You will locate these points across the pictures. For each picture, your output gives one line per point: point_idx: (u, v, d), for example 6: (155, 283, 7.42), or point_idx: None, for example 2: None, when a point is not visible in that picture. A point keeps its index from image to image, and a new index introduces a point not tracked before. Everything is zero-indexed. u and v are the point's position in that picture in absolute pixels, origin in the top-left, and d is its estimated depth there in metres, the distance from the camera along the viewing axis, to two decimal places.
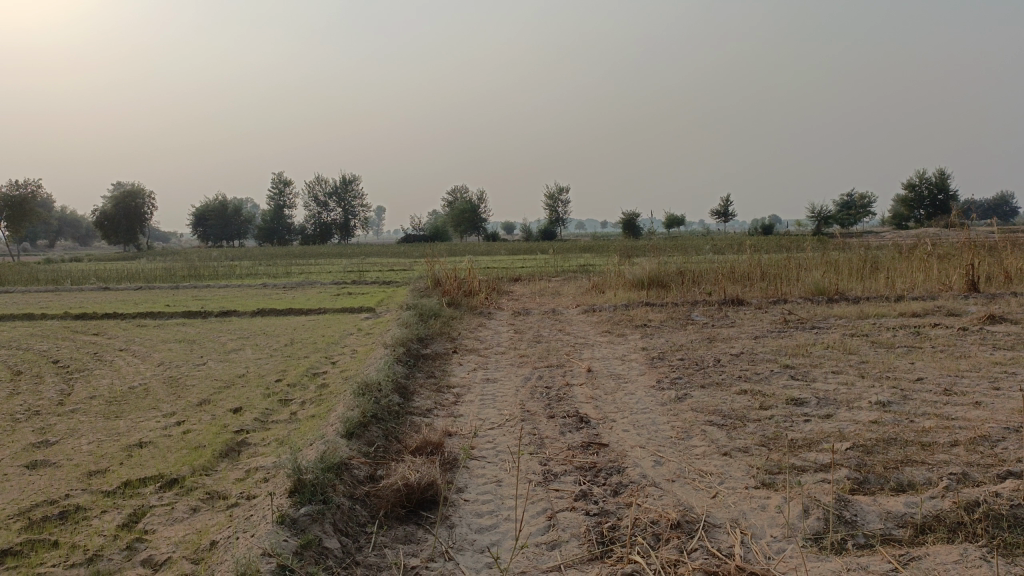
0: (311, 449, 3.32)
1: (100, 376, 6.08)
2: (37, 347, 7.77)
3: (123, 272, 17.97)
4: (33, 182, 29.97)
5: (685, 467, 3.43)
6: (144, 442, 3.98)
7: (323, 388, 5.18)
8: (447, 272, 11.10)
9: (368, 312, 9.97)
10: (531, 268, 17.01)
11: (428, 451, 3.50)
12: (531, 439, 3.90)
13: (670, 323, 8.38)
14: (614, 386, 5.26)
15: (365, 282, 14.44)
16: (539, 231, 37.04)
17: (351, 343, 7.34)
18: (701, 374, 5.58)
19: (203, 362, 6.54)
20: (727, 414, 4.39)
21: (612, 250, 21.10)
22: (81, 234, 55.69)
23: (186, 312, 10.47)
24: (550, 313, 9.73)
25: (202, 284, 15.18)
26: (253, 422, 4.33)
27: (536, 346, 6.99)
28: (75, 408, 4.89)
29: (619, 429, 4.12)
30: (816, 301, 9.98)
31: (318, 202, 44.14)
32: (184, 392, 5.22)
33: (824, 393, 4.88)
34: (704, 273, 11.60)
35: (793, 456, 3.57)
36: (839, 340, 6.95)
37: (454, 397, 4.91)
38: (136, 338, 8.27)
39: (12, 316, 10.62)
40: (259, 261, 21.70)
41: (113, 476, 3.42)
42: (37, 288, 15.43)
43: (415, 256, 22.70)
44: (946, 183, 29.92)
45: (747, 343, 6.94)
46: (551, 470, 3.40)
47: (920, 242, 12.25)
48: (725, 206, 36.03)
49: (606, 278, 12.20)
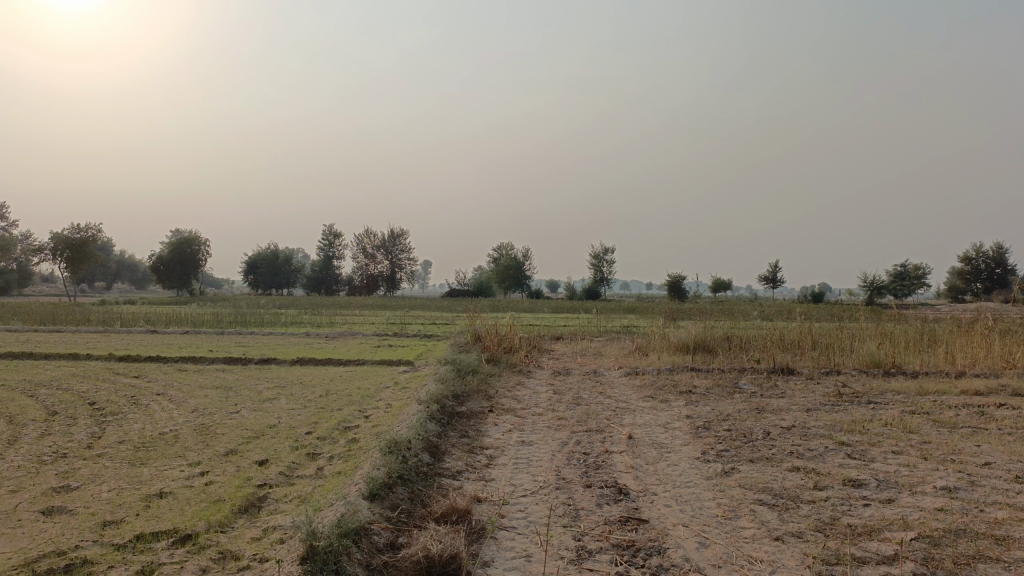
0: (331, 511, 3.13)
1: (132, 420, 6.02)
2: (77, 387, 7.80)
3: (171, 316, 18.29)
4: (94, 227, 31.06)
5: (733, 552, 3.15)
6: (165, 492, 3.84)
7: (352, 444, 5.01)
8: (488, 328, 10.95)
9: (406, 365, 9.84)
10: (574, 326, 16.79)
11: (454, 519, 3.29)
12: (565, 510, 3.66)
13: (716, 390, 8.07)
14: (656, 455, 4.98)
15: (406, 335, 14.38)
16: (583, 290, 36.84)
17: (386, 396, 7.19)
18: (749, 447, 5.27)
19: (236, 410, 6.44)
20: (778, 494, 4.09)
21: (656, 312, 20.79)
22: (137, 278, 57.23)
23: (226, 358, 10.47)
24: (591, 374, 9.48)
25: (245, 331, 15.31)
26: (277, 477, 4.16)
27: (575, 409, 6.74)
28: (102, 453, 4.80)
29: (661, 504, 3.86)
30: (871, 374, 9.56)
31: (366, 254, 44.78)
32: (212, 441, 5.10)
33: (884, 475, 4.54)
34: (752, 339, 11.25)
35: (852, 546, 3.26)
36: (898, 417, 6.56)
37: (486, 459, 4.70)
38: (174, 382, 8.26)
39: (58, 356, 10.74)
40: (304, 310, 21.87)
41: (127, 527, 3.28)
42: (87, 329, 15.73)
43: (459, 311, 22.65)
44: (1005, 258, 29.05)
45: (798, 416, 6.60)
46: (585, 546, 3.16)
47: (980, 316, 11.74)
48: (773, 273, 35.50)
49: (650, 340, 11.93)
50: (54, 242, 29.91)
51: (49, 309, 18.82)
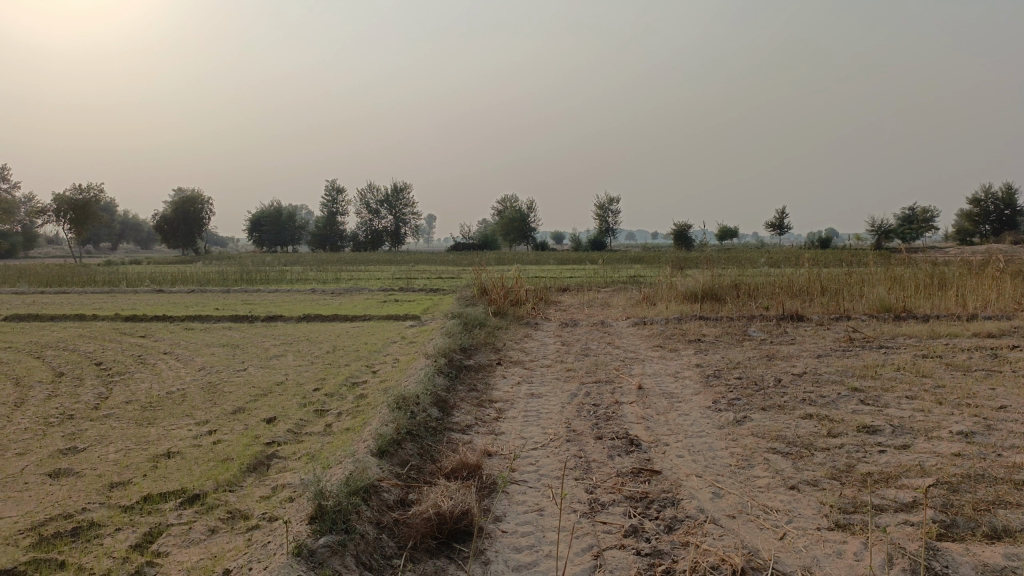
0: (339, 469, 3.09)
1: (139, 379, 5.99)
2: (84, 348, 7.78)
3: (176, 275, 18.25)
4: (97, 186, 30.86)
5: (748, 502, 3.10)
6: (172, 452, 3.81)
7: (360, 399, 4.97)
8: (494, 281, 10.87)
9: (413, 320, 9.80)
10: (581, 277, 16.70)
11: (464, 475, 3.24)
12: (576, 463, 3.61)
13: (726, 338, 8.01)
14: (667, 405, 4.92)
15: (412, 289, 14.32)
16: (589, 241, 36.66)
17: (394, 351, 7.15)
18: (761, 395, 5.21)
19: (243, 367, 6.41)
20: (792, 442, 4.03)
21: (663, 261, 20.67)
22: (144, 238, 57.37)
23: (233, 316, 10.44)
24: (599, 324, 9.42)
25: (252, 288, 15.27)
26: (285, 434, 4.13)
27: (584, 360, 6.69)
28: (109, 413, 4.77)
29: (673, 455, 3.81)
30: (881, 319, 9.48)
31: (370, 209, 44.55)
32: (220, 399, 5.07)
33: (898, 421, 4.48)
34: (761, 286, 11.15)
35: (869, 493, 3.21)
36: (911, 362, 6.48)
37: (496, 413, 4.65)
38: (181, 341, 8.23)
39: (65, 316, 10.73)
40: (310, 267, 21.81)
41: (134, 489, 3.24)
42: (94, 289, 15.71)
43: (465, 264, 22.59)
44: (1015, 199, 28.73)
45: (809, 362, 6.54)
46: (597, 499, 3.11)
47: (991, 258, 11.61)
48: (780, 220, 35.22)
49: (657, 289, 11.84)
50: (57, 203, 29.76)
51: (56, 270, 18.80)
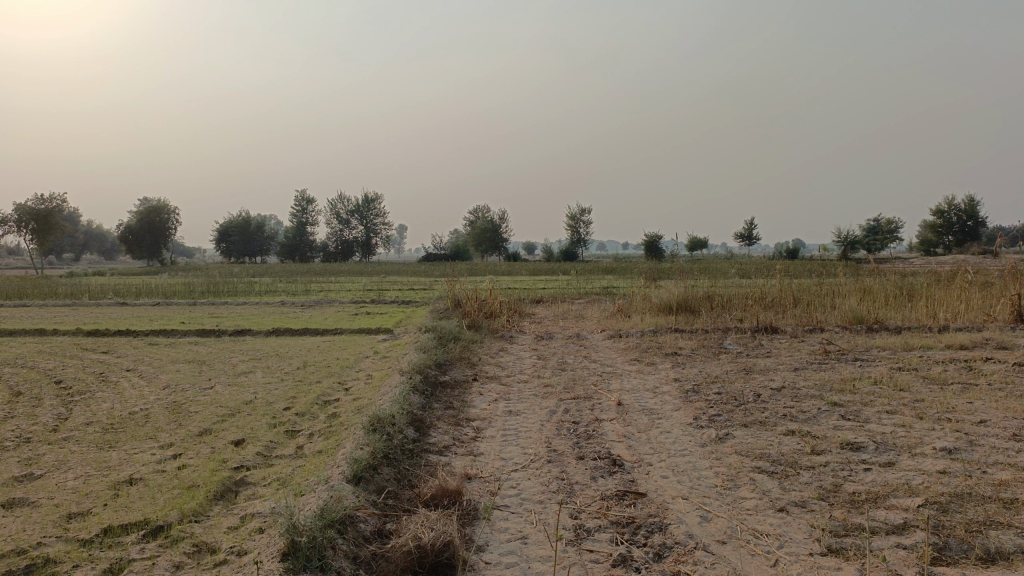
0: (312, 497, 2.94)
1: (101, 398, 5.77)
2: (43, 365, 7.49)
3: (141, 287, 17.81)
4: (60, 196, 30.17)
5: (737, 526, 3.01)
6: (134, 478, 3.62)
7: (333, 419, 4.81)
8: (468, 293, 10.73)
9: (385, 334, 9.62)
10: (553, 289, 16.61)
11: (444, 502, 3.11)
12: (559, 485, 3.50)
13: (702, 351, 7.96)
14: (648, 423, 4.83)
15: (384, 301, 14.12)
16: (561, 252, 36.64)
17: (367, 367, 6.99)
18: (742, 411, 5.14)
19: (210, 385, 6.21)
20: (777, 460, 3.96)
21: (635, 272, 20.68)
22: (108, 249, 56.41)
23: (199, 330, 10.17)
24: (574, 337, 9.32)
25: (219, 301, 14.95)
26: (255, 458, 3.96)
27: (561, 375, 6.58)
28: (68, 436, 4.55)
29: (658, 475, 3.71)
30: (854, 331, 9.52)
31: (340, 219, 44.15)
32: (186, 420, 4.87)
33: (881, 437, 4.44)
34: (734, 298, 11.15)
35: (858, 515, 3.14)
36: (887, 375, 6.48)
37: (474, 432, 4.53)
38: (144, 357, 7.97)
39: (24, 331, 10.37)
40: (279, 278, 21.50)
41: (93, 520, 3.06)
42: (54, 302, 15.26)
43: (436, 276, 22.43)
44: (977, 210, 29.24)
45: (787, 376, 6.51)
46: (583, 525, 3.00)
47: (959, 269, 11.73)
48: (749, 231, 35.51)
49: (631, 301, 11.79)
50: (18, 213, 29.01)
51: (15, 282, 18.29)
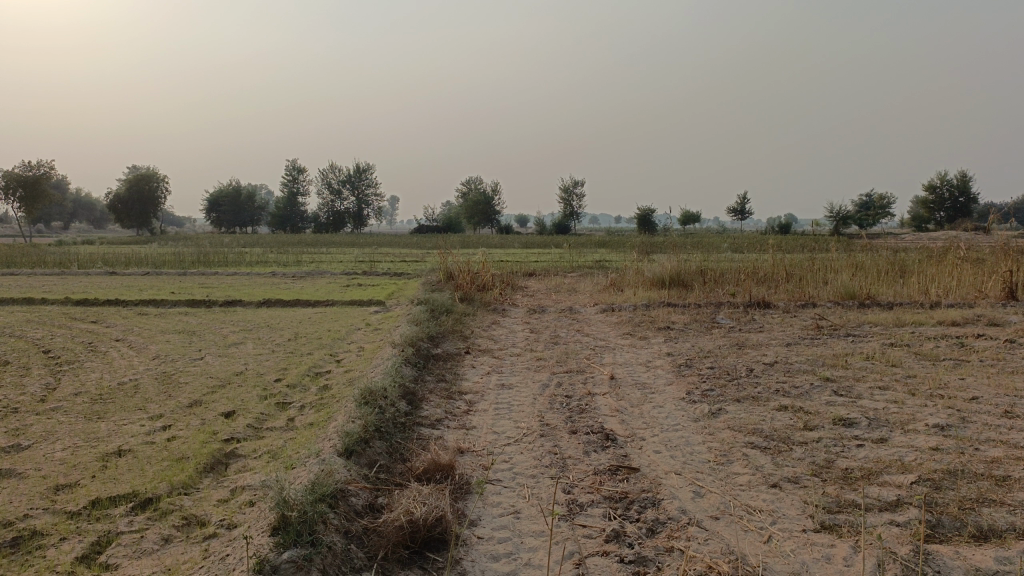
0: (303, 470, 2.91)
1: (90, 369, 5.71)
2: (31, 334, 7.42)
3: (131, 256, 17.65)
4: (47, 164, 29.81)
5: (730, 502, 3.00)
6: (123, 450, 3.59)
7: (324, 392, 4.78)
8: (460, 266, 10.67)
9: (377, 306, 9.57)
10: (546, 262, 16.56)
11: (436, 476, 3.09)
12: (552, 460, 3.48)
13: (695, 326, 7.95)
14: (641, 397, 4.82)
15: (376, 273, 14.04)
16: (553, 225, 36.52)
17: (358, 339, 6.94)
18: (735, 386, 5.13)
19: (201, 356, 6.16)
20: (770, 436, 3.95)
21: (628, 245, 20.64)
22: (97, 218, 55.95)
23: (190, 300, 10.09)
24: (567, 311, 9.30)
25: (210, 271, 14.84)
26: (245, 430, 3.92)
27: (554, 349, 6.56)
28: (57, 407, 4.50)
29: (651, 450, 3.70)
30: (846, 306, 9.52)
31: (332, 190, 43.85)
32: (176, 391, 4.82)
33: (873, 413, 4.43)
34: (727, 273, 11.13)
35: (851, 491, 3.14)
36: (879, 351, 6.48)
37: (466, 406, 4.50)
38: (134, 327, 7.90)
39: (12, 300, 10.27)
40: (270, 249, 21.37)
41: (81, 492, 3.02)
42: (43, 271, 15.12)
43: (428, 247, 22.35)
44: (968, 186, 29.25)
45: (780, 351, 6.50)
46: (576, 500, 2.98)
47: (951, 245, 11.73)
48: (742, 205, 35.45)
49: (624, 274, 11.76)
50: (5, 180, 28.65)
51: (3, 250, 18.11)
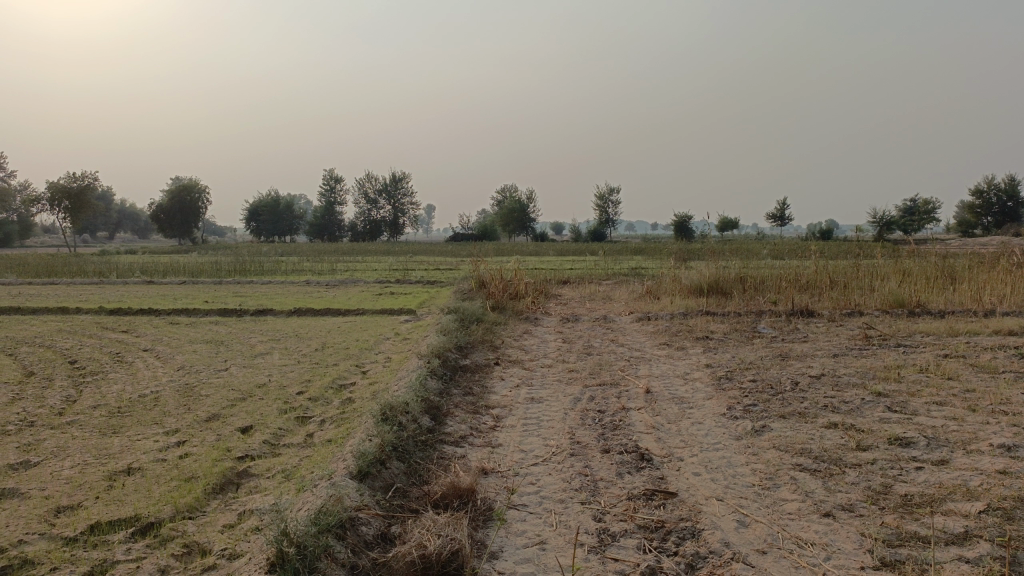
0: (312, 496, 2.71)
1: (113, 380, 5.60)
2: (61, 344, 7.38)
3: (169, 265, 17.77)
4: (91, 175, 30.36)
5: (778, 533, 2.73)
6: (132, 468, 3.42)
7: (346, 405, 4.60)
8: (493, 274, 10.47)
9: (408, 315, 9.41)
10: (581, 269, 16.30)
11: (456, 501, 2.87)
12: (582, 483, 3.23)
13: (735, 335, 7.63)
14: (678, 412, 4.55)
15: (409, 281, 13.91)
16: (589, 232, 36.23)
17: (386, 349, 6.77)
18: (779, 401, 4.83)
19: (225, 367, 6.02)
20: (819, 457, 3.65)
21: (665, 252, 20.30)
22: (141, 227, 57.01)
23: (221, 309, 10.03)
24: (601, 320, 9.03)
25: (245, 280, 14.84)
26: (260, 447, 3.74)
27: (587, 360, 6.30)
28: (72, 421, 4.38)
29: (690, 472, 3.43)
30: (894, 315, 9.12)
31: (368, 199, 44.09)
32: (194, 404, 4.67)
33: (931, 431, 4.11)
34: (768, 280, 10.76)
35: (911, 522, 2.84)
36: (933, 362, 6.10)
37: (493, 421, 4.28)
38: (162, 337, 7.82)
39: (48, 309, 10.31)
40: (306, 257, 21.39)
41: (81, 515, 2.86)
42: (83, 281, 15.27)
43: (463, 255, 22.20)
44: (1017, 190, 28.30)
45: (827, 363, 6.17)
46: (607, 530, 2.74)
47: (1004, 251, 11.22)
48: (781, 211, 34.84)
49: (660, 281, 11.46)
50: (51, 191, 29.20)
51: (47, 259, 18.38)
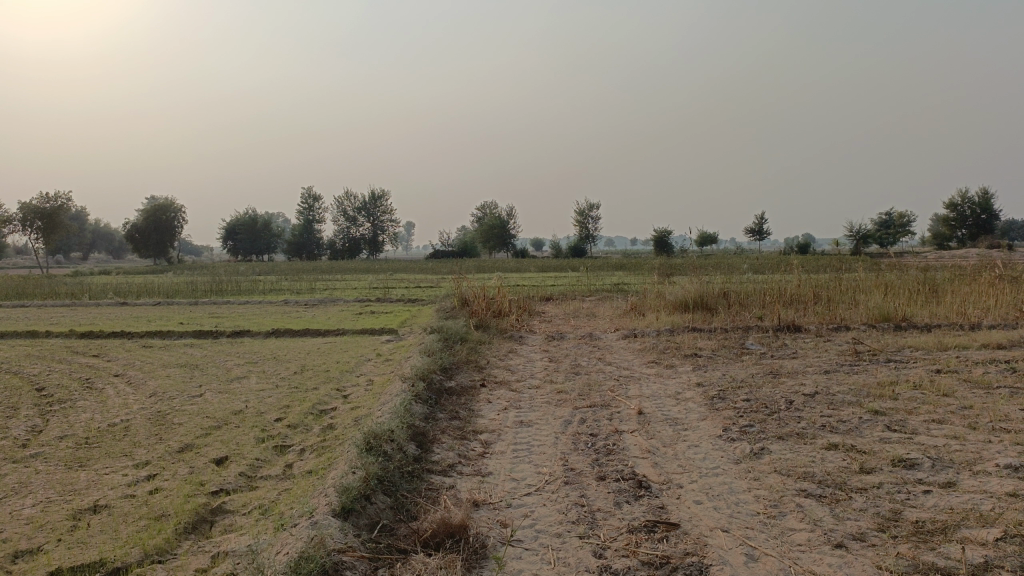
0: (291, 537, 2.52)
1: (82, 408, 5.35)
2: (28, 370, 7.09)
3: (143, 286, 17.39)
4: (65, 196, 29.80)
5: (790, 567, 2.57)
6: (99, 506, 3.20)
7: (327, 433, 4.39)
8: (476, 292, 10.29)
9: (390, 335, 9.19)
10: (563, 286, 16.18)
11: (446, 539, 2.69)
12: (578, 514, 3.06)
13: (724, 352, 7.51)
14: (673, 435, 4.39)
15: (389, 300, 13.70)
16: (569, 248, 36.18)
17: (368, 372, 6.56)
18: (775, 421, 4.69)
19: (200, 393, 5.79)
20: (823, 481, 3.51)
21: (646, 268, 20.26)
22: (116, 248, 56.34)
23: (196, 331, 9.74)
24: (587, 338, 8.87)
25: (221, 300, 14.53)
26: (236, 479, 3.53)
27: (575, 380, 6.14)
28: (36, 454, 4.13)
29: (690, 500, 3.27)
30: (881, 329, 9.06)
31: (347, 216, 43.80)
32: (167, 434, 4.45)
33: (934, 451, 3.98)
34: (753, 295, 10.68)
35: (927, 552, 2.70)
36: (926, 378, 6.01)
37: (482, 447, 4.10)
38: (135, 361, 7.55)
39: (15, 333, 9.97)
40: (284, 276, 21.06)
41: (41, 561, 2.63)
42: (53, 303, 14.86)
43: (444, 273, 22.01)
44: (991, 203, 28.59)
45: (819, 380, 6.05)
46: (608, 567, 2.57)
47: (985, 264, 11.23)
48: (759, 226, 35.00)
49: (644, 297, 11.34)
50: (23, 212, 28.64)
51: (16, 281, 17.89)
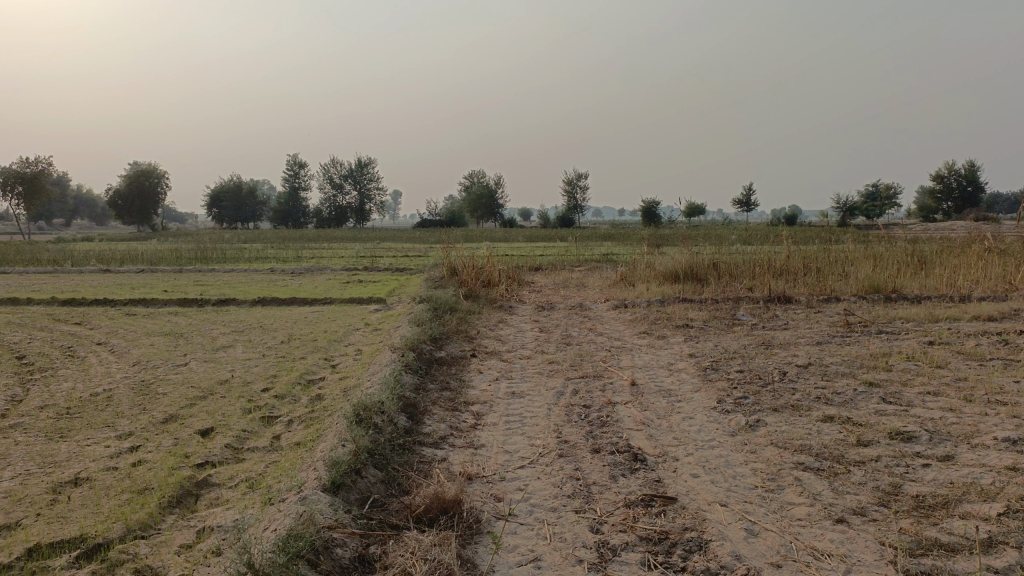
0: (279, 512, 2.44)
1: (63, 377, 5.23)
2: (7, 337, 6.94)
3: (127, 253, 17.13)
4: (46, 160, 29.28)
5: (791, 543, 2.51)
6: (80, 479, 3.10)
7: (315, 404, 4.30)
8: (465, 261, 10.17)
9: (378, 304, 9.07)
10: (553, 256, 16.06)
11: (440, 514, 2.62)
12: (574, 488, 2.99)
13: (715, 323, 7.46)
14: (667, 407, 4.33)
15: (377, 269, 13.56)
16: (558, 217, 36.00)
17: (356, 341, 6.46)
18: (769, 392, 4.64)
19: (184, 362, 5.67)
20: (820, 454, 3.46)
21: (635, 238, 20.16)
22: (99, 214, 55.64)
23: (181, 300, 9.58)
24: (577, 308, 8.80)
25: (206, 268, 14.33)
26: (222, 452, 3.44)
27: (567, 350, 6.06)
28: (15, 424, 4.01)
29: (687, 474, 3.21)
30: (871, 300, 9.03)
31: (334, 184, 43.35)
32: (151, 404, 4.34)
33: (931, 424, 3.94)
34: (743, 265, 10.61)
35: (929, 527, 2.65)
36: (919, 350, 5.98)
37: (473, 419, 4.02)
38: (118, 329, 7.41)
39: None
40: (270, 244, 20.81)
41: (19, 537, 2.54)
42: (34, 270, 14.59)
43: (432, 242, 21.88)
44: (977, 175, 28.65)
45: (812, 351, 6.00)
46: (606, 542, 2.51)
47: (974, 236, 11.21)
48: (747, 197, 34.93)
49: (634, 267, 11.25)
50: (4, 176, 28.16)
51: None
